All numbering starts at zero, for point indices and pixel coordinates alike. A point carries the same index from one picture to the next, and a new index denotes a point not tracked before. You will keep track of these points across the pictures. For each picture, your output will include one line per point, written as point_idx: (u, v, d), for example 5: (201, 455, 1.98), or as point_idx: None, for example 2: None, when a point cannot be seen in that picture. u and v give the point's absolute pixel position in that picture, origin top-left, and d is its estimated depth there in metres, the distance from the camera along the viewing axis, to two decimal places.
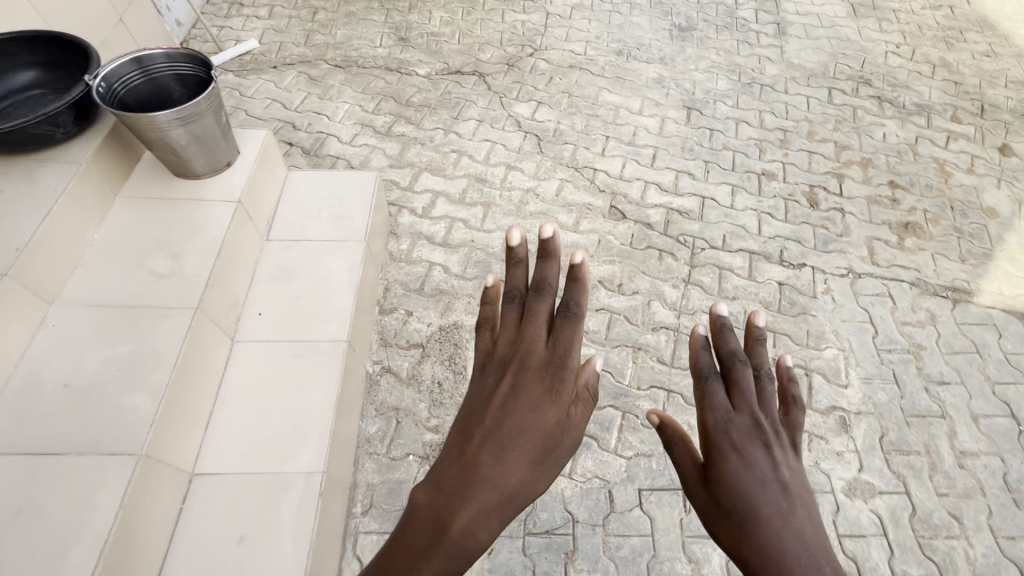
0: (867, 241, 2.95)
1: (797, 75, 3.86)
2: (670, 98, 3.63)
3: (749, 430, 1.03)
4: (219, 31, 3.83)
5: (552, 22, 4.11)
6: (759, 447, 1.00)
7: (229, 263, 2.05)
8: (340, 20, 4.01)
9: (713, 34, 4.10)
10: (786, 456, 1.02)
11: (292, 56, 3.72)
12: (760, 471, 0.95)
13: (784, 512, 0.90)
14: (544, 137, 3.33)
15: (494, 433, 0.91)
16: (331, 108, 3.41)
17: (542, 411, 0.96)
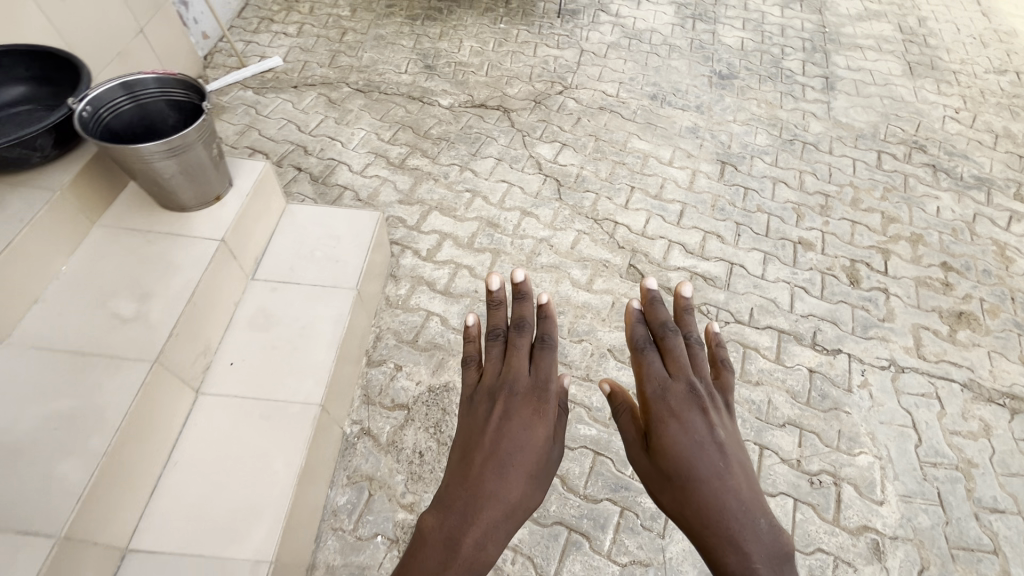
0: (913, 329, 2.65)
1: (844, 135, 3.59)
2: (704, 149, 3.40)
3: (684, 396, 1.43)
4: (245, 47, 3.77)
5: (586, 59, 3.94)
6: (696, 409, 1.40)
7: (201, 307, 1.88)
8: (369, 42, 3.91)
9: (756, 84, 3.87)
10: (720, 418, 1.43)
11: (314, 76, 3.62)
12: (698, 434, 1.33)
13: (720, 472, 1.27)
14: (564, 183, 3.13)
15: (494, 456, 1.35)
16: (345, 134, 3.28)
17: (531, 424, 1.45)
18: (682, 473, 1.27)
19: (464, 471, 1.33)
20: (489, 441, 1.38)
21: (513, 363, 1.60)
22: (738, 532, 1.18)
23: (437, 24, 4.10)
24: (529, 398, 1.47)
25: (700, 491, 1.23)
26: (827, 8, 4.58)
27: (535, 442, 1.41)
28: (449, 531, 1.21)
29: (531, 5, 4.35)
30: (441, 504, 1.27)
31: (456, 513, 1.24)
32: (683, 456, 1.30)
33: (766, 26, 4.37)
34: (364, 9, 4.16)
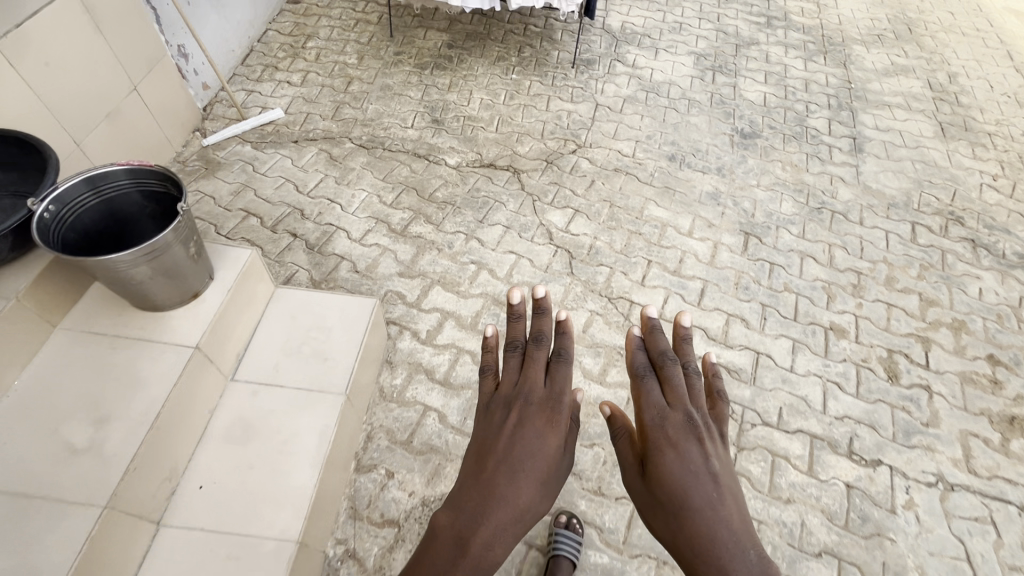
0: (961, 437, 2.39)
1: (874, 203, 3.38)
2: (726, 218, 3.20)
3: (682, 424, 1.21)
4: (247, 97, 3.63)
5: (601, 114, 3.76)
6: (693, 441, 1.18)
7: (173, 417, 1.68)
8: (375, 93, 3.76)
9: (779, 145, 3.67)
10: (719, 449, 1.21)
11: (316, 130, 3.46)
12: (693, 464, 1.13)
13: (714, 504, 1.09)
14: (576, 255, 2.93)
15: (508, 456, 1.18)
16: (346, 195, 3.11)
17: (544, 438, 1.22)
18: (678, 506, 1.09)
19: (480, 474, 1.16)
20: (505, 450, 1.20)
21: (529, 375, 1.35)
22: (730, 563, 1.02)
23: (447, 74, 3.95)
24: (545, 412, 1.27)
25: (696, 526, 1.06)
26: (852, 61, 4.40)
27: (546, 454, 1.21)
28: (463, 534, 1.08)
29: (544, 54, 4.20)
30: (459, 507, 1.12)
31: (465, 519, 1.10)
32: (685, 487, 1.11)
33: (788, 80, 4.19)
34: (371, 56, 4.03)
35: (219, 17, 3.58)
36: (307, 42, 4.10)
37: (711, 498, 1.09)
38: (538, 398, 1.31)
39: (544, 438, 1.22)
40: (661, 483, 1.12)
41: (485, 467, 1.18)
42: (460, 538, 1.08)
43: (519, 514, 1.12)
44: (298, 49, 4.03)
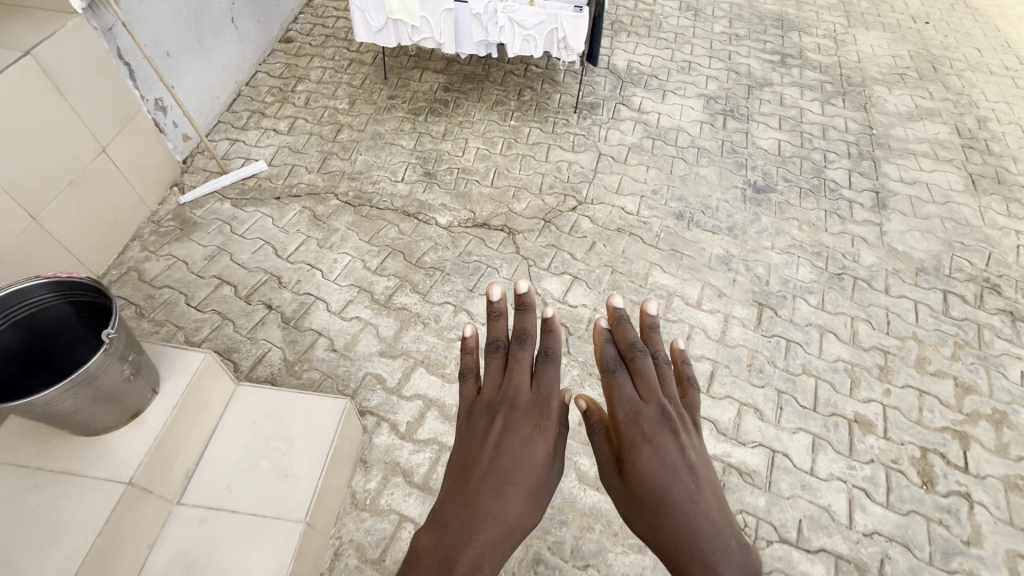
0: (1007, 559, 2.11)
1: (901, 267, 3.10)
2: (738, 286, 2.95)
3: (657, 417, 1.12)
4: (231, 147, 3.46)
5: (604, 165, 3.54)
6: (668, 434, 1.08)
7: (98, 561, 1.46)
8: (365, 141, 3.57)
9: (796, 200, 3.42)
10: (693, 440, 1.12)
11: (300, 184, 3.27)
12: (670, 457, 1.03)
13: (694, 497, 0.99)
14: (574, 331, 2.69)
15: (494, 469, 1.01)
16: (327, 260, 2.91)
17: (531, 444, 1.08)
18: (658, 502, 0.98)
19: (464, 487, 0.99)
20: (490, 458, 1.04)
21: (514, 375, 1.21)
22: (714, 557, 0.92)
23: (441, 120, 3.75)
24: (533, 415, 1.14)
25: (678, 520, 0.96)
26: (873, 104, 4.15)
27: (536, 462, 1.06)
28: (447, 549, 0.90)
29: (545, 98, 3.99)
30: (440, 521, 0.95)
31: (449, 537, 0.92)
32: (665, 482, 1.00)
33: (804, 126, 3.94)
34: (363, 101, 3.85)
35: (202, 64, 3.41)
36: (296, 85, 3.93)
37: (692, 489, 1.00)
38: (525, 400, 1.17)
39: (532, 441, 1.08)
40: (638, 477, 1.02)
41: (466, 477, 1.01)
42: (442, 556, 0.89)
43: (508, 527, 0.95)
44: (287, 93, 3.86)
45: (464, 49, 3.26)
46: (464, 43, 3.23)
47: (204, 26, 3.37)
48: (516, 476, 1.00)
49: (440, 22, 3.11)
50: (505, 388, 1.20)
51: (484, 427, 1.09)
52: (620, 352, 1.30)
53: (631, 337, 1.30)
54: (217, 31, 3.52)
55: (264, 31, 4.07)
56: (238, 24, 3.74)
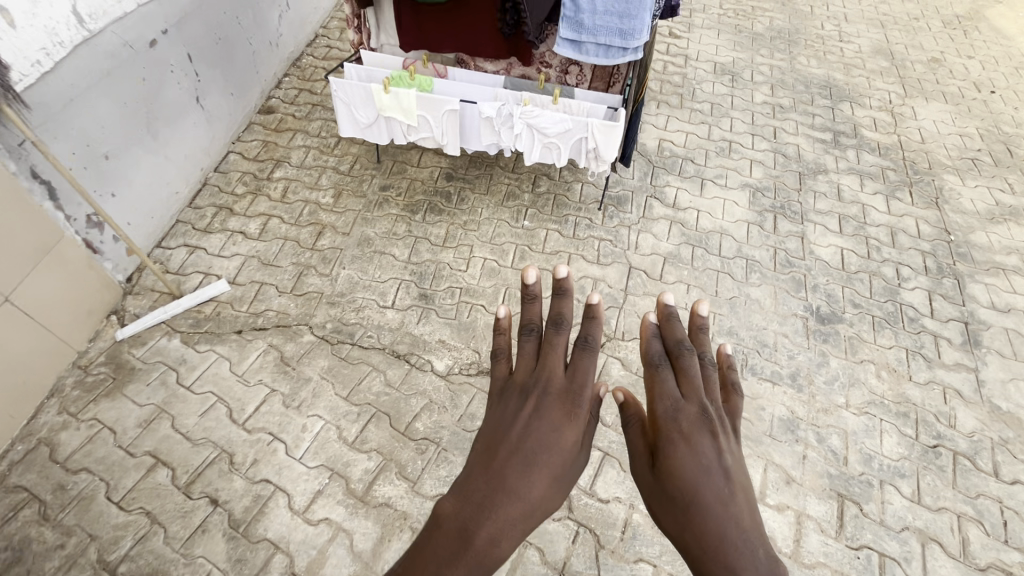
0: None
1: (1010, 435, 2.50)
2: (809, 466, 2.35)
3: (694, 416, 0.88)
4: (188, 255, 2.89)
5: (636, 283, 2.95)
6: (707, 435, 0.84)
7: None
8: (349, 248, 2.99)
9: (868, 335, 2.82)
10: (731, 446, 0.87)
11: (269, 311, 2.69)
12: (708, 461, 0.80)
13: (726, 503, 0.77)
14: (605, 542, 2.10)
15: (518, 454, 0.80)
16: (294, 427, 2.31)
17: (563, 431, 0.85)
18: (683, 500, 0.78)
19: (492, 458, 0.81)
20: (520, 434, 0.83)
21: (548, 363, 0.94)
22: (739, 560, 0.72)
23: (442, 219, 3.17)
24: (567, 398, 0.90)
25: (705, 519, 0.75)
26: (946, 198, 3.56)
27: (566, 448, 0.84)
28: (472, 520, 0.73)
29: (564, 188, 3.42)
30: (464, 491, 0.77)
31: (476, 506, 0.75)
32: (699, 476, 0.79)
33: (869, 228, 3.35)
34: (350, 192, 3.27)
35: (155, 158, 2.82)
36: (273, 171, 3.37)
37: (724, 488, 0.78)
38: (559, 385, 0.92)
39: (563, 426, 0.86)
40: (673, 469, 0.80)
41: (498, 444, 0.82)
42: (463, 529, 0.73)
43: (532, 508, 0.77)
44: (262, 182, 3.29)
45: (471, 148, 2.67)
46: (471, 142, 2.65)
47: (159, 115, 2.81)
48: (551, 459, 0.80)
49: (442, 122, 2.53)
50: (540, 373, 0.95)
51: (514, 404, 0.87)
52: (665, 348, 1.01)
53: (677, 333, 1.02)
54: (178, 116, 2.96)
55: (239, 104, 3.52)
56: (205, 102, 3.17)
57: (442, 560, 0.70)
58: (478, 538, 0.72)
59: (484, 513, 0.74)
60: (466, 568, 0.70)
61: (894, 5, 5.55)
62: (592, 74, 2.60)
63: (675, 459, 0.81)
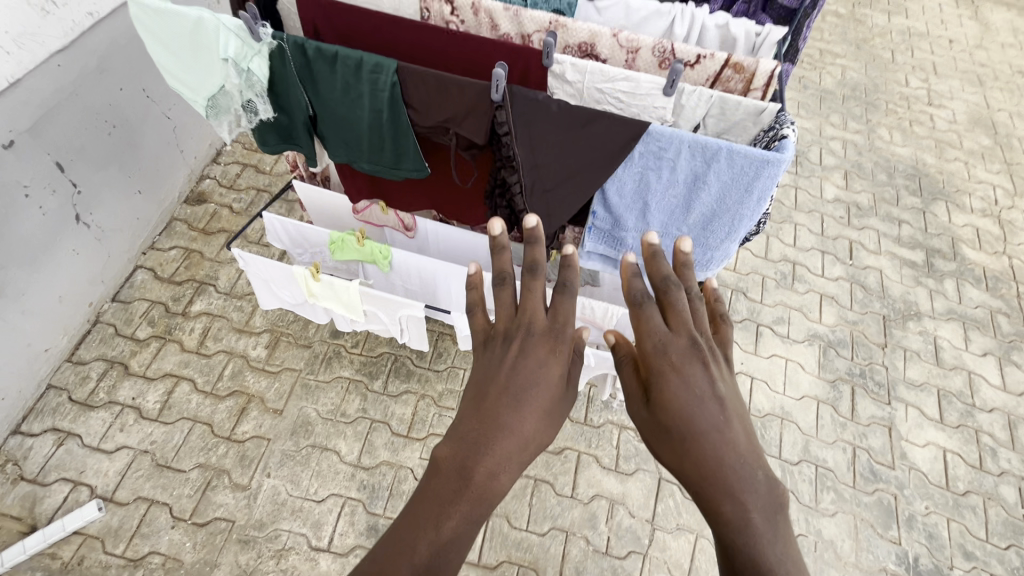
0: None
1: None
2: None
3: (687, 349, 0.83)
4: (55, 449, 2.11)
5: (668, 509, 2.15)
6: (698, 366, 0.81)
7: None
8: (280, 440, 2.20)
9: None
10: (725, 375, 0.85)
11: (153, 556, 1.92)
12: (698, 389, 0.79)
13: (722, 429, 0.77)
14: None
15: (507, 391, 0.85)
16: None
17: (546, 371, 0.88)
18: (673, 430, 0.77)
19: (483, 406, 0.84)
20: (512, 379, 0.86)
21: (528, 309, 0.96)
22: (740, 486, 0.73)
23: (410, 389, 2.36)
24: (552, 344, 0.90)
25: (702, 447, 0.75)
26: None
27: (551, 386, 0.88)
28: (469, 459, 0.79)
29: None
30: (459, 436, 0.82)
31: (473, 446, 0.80)
32: (696, 399, 0.79)
33: (979, 415, 2.52)
34: (291, 340, 2.46)
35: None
36: (192, 300, 2.54)
37: (717, 416, 0.77)
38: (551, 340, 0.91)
39: (548, 367, 0.88)
40: (671, 405, 0.78)
41: (492, 391, 0.86)
42: (461, 467, 0.79)
43: (525, 444, 0.81)
44: (175, 320, 2.48)
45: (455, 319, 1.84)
46: (453, 317, 1.83)
47: (6, 260, 1.98)
48: (538, 402, 0.84)
49: (402, 322, 1.70)
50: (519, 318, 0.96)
51: (499, 353, 0.90)
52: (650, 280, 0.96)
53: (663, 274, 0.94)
54: (45, 250, 2.13)
55: (152, 201, 2.66)
56: (92, 217, 2.32)
57: (442, 503, 0.77)
58: (477, 475, 0.79)
59: (479, 455, 0.78)
60: (467, 507, 0.77)
61: (992, 51, 4.52)
62: None
63: (668, 394, 0.79)
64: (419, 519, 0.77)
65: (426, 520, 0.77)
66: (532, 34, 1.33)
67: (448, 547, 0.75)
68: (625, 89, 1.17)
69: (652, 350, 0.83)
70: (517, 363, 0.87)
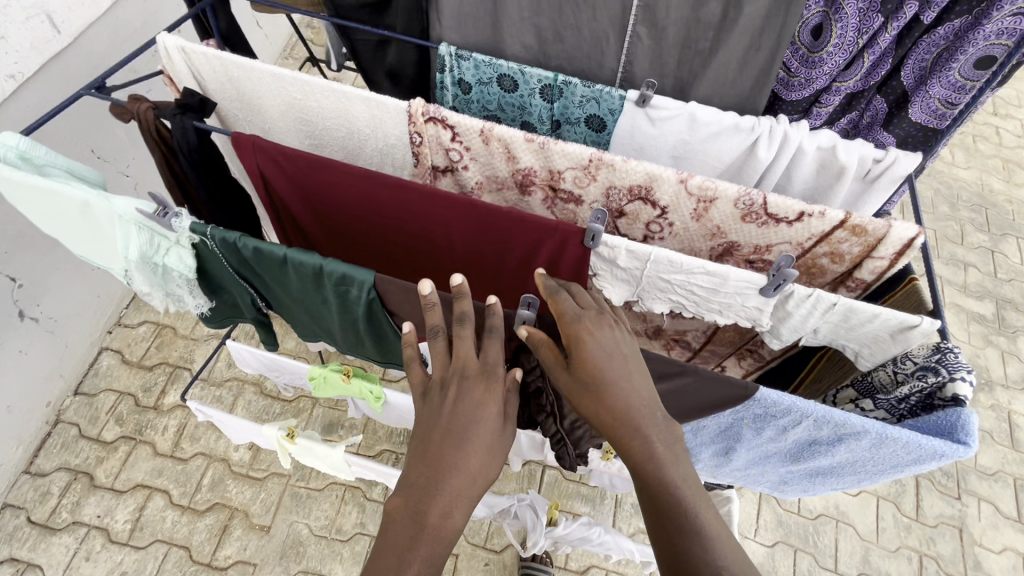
0: None
1: None
2: None
3: (601, 317, 0.71)
4: None
5: None
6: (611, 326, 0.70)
7: None
8: (268, 566, 1.94)
9: None
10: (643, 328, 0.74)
11: None
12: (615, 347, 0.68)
13: (638, 380, 0.68)
14: None
15: (442, 423, 0.70)
16: None
17: (484, 405, 0.71)
18: (589, 391, 0.68)
19: (424, 445, 0.70)
20: (446, 408, 0.71)
21: (459, 351, 0.74)
22: (647, 423, 0.66)
23: None
24: (486, 376, 0.73)
25: (616, 398, 0.67)
26: None
27: (494, 408, 0.72)
28: (421, 502, 0.67)
29: None
30: (404, 481, 0.68)
31: (420, 489, 0.67)
32: (615, 352, 0.68)
33: None
34: None
35: None
36: (164, 390, 2.23)
37: (630, 367, 0.67)
38: (477, 365, 0.74)
39: (490, 392, 0.72)
40: (585, 364, 0.68)
41: (423, 422, 0.72)
42: (413, 513, 0.66)
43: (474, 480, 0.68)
44: (146, 416, 2.17)
45: None
46: None
47: None
48: (482, 429, 0.69)
49: None
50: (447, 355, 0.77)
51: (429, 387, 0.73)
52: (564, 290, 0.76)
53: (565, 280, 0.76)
54: None
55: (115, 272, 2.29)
56: (39, 309, 1.96)
57: (396, 553, 0.65)
58: (429, 515, 0.66)
59: (429, 495, 0.66)
60: (425, 551, 0.65)
61: None
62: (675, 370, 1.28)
63: (586, 358, 0.68)
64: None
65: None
66: (564, 171, 0.97)
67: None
68: (705, 285, 0.82)
69: (565, 321, 0.70)
70: (450, 393, 0.72)
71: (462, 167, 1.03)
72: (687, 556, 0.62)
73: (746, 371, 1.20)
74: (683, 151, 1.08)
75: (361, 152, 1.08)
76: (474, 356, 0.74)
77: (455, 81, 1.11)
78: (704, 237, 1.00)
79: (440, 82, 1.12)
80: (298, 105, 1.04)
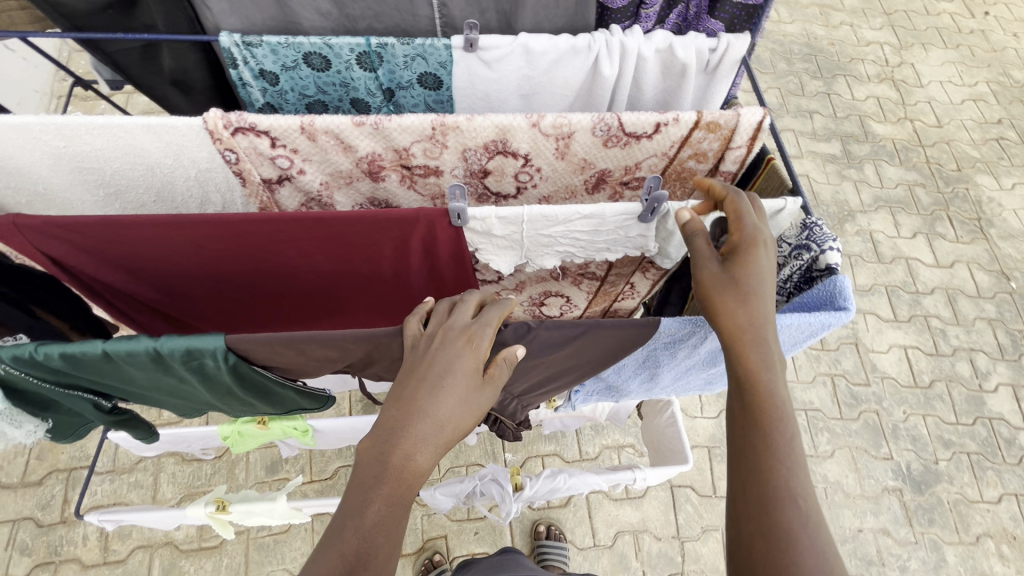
0: None
1: None
2: None
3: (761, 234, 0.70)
4: None
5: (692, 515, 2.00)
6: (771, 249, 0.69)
7: None
8: None
9: (973, 491, 2.16)
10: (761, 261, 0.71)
11: None
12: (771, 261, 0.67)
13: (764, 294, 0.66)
14: None
15: (429, 364, 0.61)
16: None
17: (464, 356, 0.62)
18: (735, 288, 0.66)
19: (398, 388, 0.62)
20: (428, 351, 0.63)
21: (462, 310, 0.66)
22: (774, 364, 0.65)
23: None
24: (470, 329, 0.63)
25: (755, 299, 0.65)
26: (988, 218, 2.83)
27: (476, 357, 0.62)
28: (386, 442, 0.59)
29: None
30: (376, 422, 0.61)
31: (384, 429, 0.59)
32: (768, 268, 0.67)
33: (925, 300, 2.56)
34: None
35: None
36: (67, 500, 1.81)
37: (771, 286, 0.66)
38: (464, 321, 0.65)
39: (473, 345, 0.63)
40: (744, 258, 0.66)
41: (402, 362, 0.64)
42: (375, 452, 0.59)
43: (443, 427, 0.60)
44: (56, 534, 1.76)
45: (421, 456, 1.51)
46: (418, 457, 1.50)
47: None
48: (462, 377, 0.61)
49: None
50: (438, 321, 0.66)
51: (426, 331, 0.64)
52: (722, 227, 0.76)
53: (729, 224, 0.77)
54: None
55: None
56: None
57: (358, 490, 0.58)
58: (394, 454, 0.58)
59: (393, 435, 0.58)
60: (387, 493, 0.58)
61: None
62: (590, 305, 1.24)
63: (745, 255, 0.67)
64: (335, 515, 0.57)
65: (338, 515, 0.57)
66: (410, 146, 0.87)
67: (374, 539, 0.56)
68: (586, 228, 0.79)
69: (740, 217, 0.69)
70: (429, 337, 0.63)
71: (298, 172, 0.90)
72: (770, 516, 0.58)
73: (653, 280, 1.14)
74: (529, 88, 1.01)
75: (173, 187, 0.91)
76: (464, 311, 0.65)
77: (256, 73, 0.95)
78: (574, 172, 0.96)
79: (239, 79, 0.95)
80: (67, 154, 0.84)
